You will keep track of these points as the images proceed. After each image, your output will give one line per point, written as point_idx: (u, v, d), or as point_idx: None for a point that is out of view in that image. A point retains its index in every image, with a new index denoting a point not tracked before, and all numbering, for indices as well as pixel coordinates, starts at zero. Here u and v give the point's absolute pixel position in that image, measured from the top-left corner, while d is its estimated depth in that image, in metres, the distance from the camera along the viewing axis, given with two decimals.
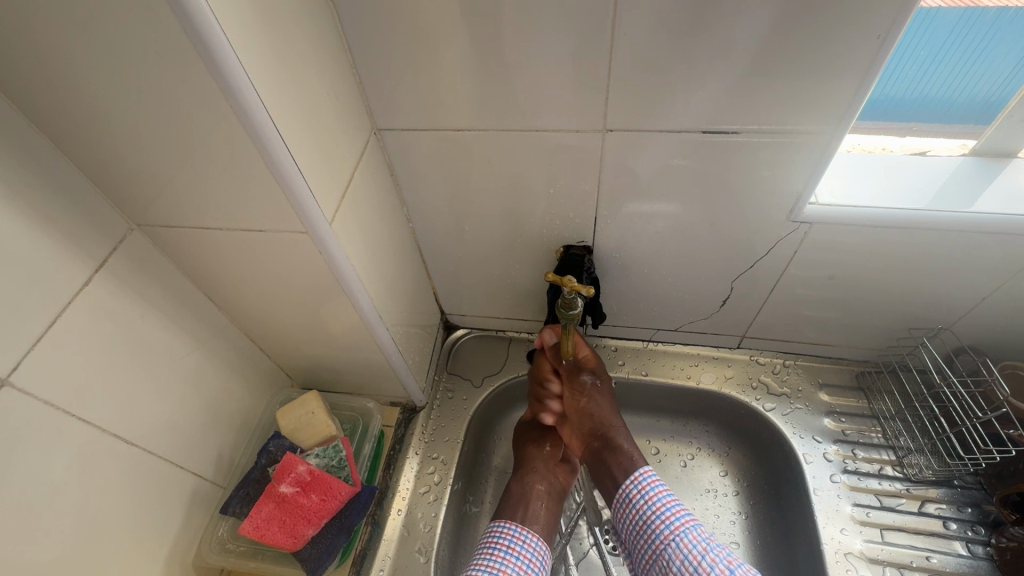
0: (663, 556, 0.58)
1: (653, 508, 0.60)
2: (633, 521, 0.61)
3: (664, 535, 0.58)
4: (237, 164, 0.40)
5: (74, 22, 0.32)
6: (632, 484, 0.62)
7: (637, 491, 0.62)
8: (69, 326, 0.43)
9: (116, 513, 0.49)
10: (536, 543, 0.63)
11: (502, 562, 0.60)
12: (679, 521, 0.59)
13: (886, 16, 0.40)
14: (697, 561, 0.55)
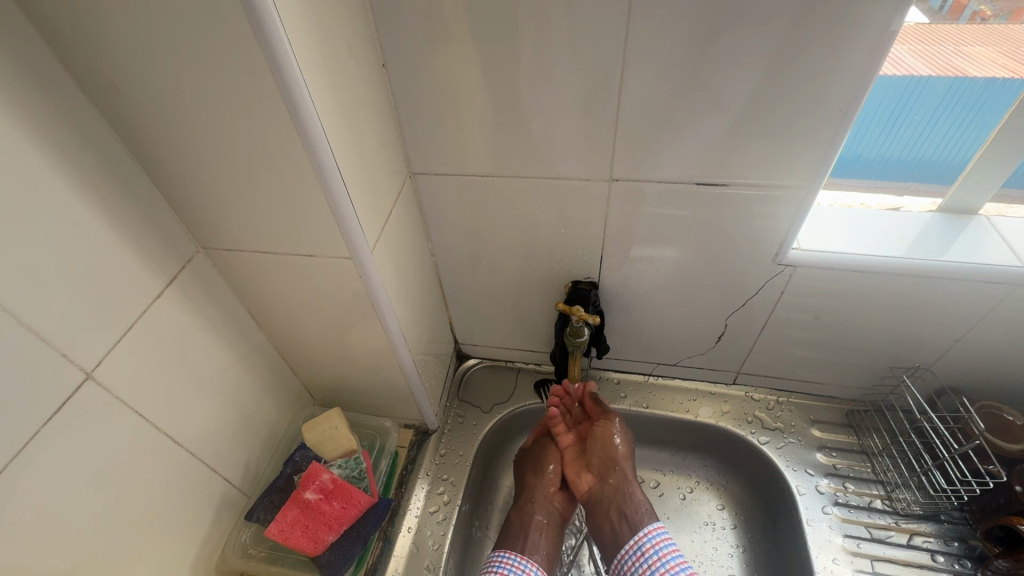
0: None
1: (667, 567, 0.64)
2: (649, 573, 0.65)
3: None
4: (300, 197, 0.47)
5: (190, 81, 0.40)
6: (644, 538, 0.66)
7: (649, 546, 0.66)
8: (140, 330, 0.49)
9: (157, 507, 0.53)
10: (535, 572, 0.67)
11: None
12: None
13: (846, 94, 0.48)
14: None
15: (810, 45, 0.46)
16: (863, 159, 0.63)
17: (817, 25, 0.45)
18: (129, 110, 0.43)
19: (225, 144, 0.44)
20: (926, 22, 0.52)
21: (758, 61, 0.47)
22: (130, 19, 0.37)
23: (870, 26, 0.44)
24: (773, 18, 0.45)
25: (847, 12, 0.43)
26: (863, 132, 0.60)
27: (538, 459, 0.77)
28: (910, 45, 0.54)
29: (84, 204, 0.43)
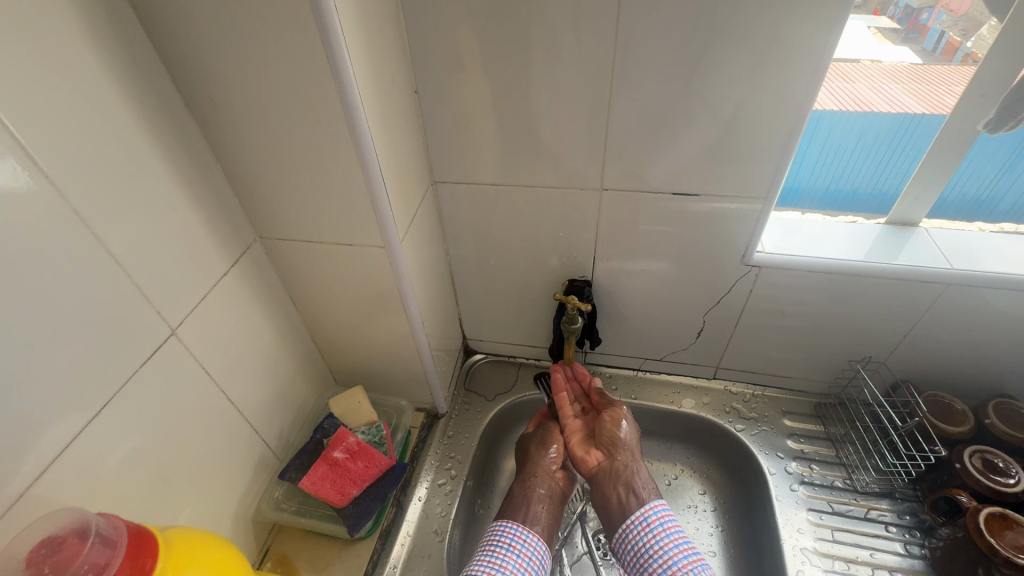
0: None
1: (669, 538, 0.69)
2: (652, 542, 0.69)
3: (683, 566, 0.66)
4: (346, 192, 0.57)
5: (271, 97, 0.51)
6: (649, 510, 0.71)
7: (654, 517, 0.71)
8: (211, 300, 0.59)
9: (213, 456, 0.61)
10: (535, 543, 0.70)
11: (502, 558, 0.67)
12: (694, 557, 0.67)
13: (796, 119, 0.59)
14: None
15: (769, 80, 0.57)
16: (868, 191, 0.75)
17: (774, 65, 0.55)
18: (219, 119, 0.53)
19: (292, 149, 0.55)
20: (918, 62, 0.65)
21: (727, 92, 0.58)
22: (232, 46, 0.48)
23: (810, 67, 0.55)
24: (740, 59, 0.56)
25: (796, 56, 0.54)
26: (872, 148, 0.69)
27: (544, 439, 0.82)
28: (908, 86, 0.65)
29: (179, 192, 0.53)
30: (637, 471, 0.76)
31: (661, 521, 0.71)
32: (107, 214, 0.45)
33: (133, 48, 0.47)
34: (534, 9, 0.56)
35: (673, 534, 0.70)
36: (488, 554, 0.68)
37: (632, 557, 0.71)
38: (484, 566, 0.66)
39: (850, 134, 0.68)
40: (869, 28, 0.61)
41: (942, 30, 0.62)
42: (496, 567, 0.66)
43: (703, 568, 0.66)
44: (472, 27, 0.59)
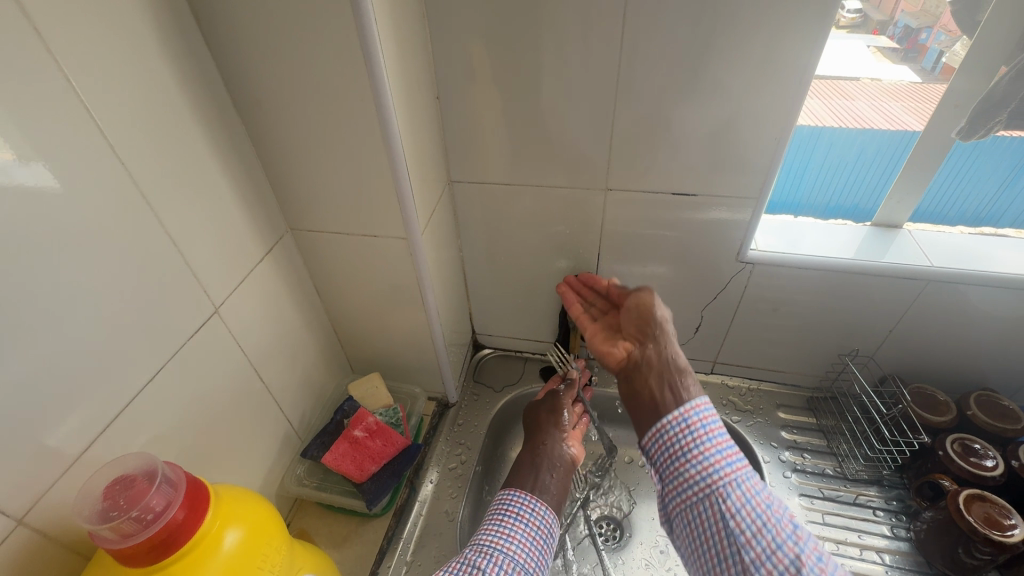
0: (714, 494, 0.54)
1: (715, 442, 0.57)
2: (693, 447, 0.57)
3: (726, 475, 0.55)
4: (374, 188, 0.63)
5: (311, 101, 0.56)
6: (694, 411, 0.58)
7: (700, 420, 0.57)
8: (248, 285, 0.64)
9: (244, 431, 0.66)
10: (545, 512, 0.65)
11: (511, 529, 0.62)
12: (740, 463, 0.56)
13: (785, 126, 0.64)
14: (750, 518, 0.52)
15: (760, 89, 0.62)
16: (867, 208, 0.80)
17: (765, 76, 0.61)
18: (263, 120, 0.59)
19: (327, 148, 0.60)
20: (919, 81, 0.69)
21: (722, 100, 0.64)
22: (280, 53, 0.53)
23: (795, 80, 0.61)
24: (734, 70, 0.61)
25: (785, 68, 0.60)
26: (871, 163, 0.75)
27: (554, 406, 0.80)
28: (908, 105, 0.70)
29: (224, 185, 0.58)
30: (677, 356, 0.62)
31: (712, 426, 0.57)
32: (166, 200, 0.51)
33: (193, 55, 0.53)
34: (547, 24, 0.62)
35: (722, 439, 0.57)
36: (494, 525, 0.62)
37: (670, 463, 0.58)
38: (490, 535, 0.60)
39: (849, 150, 0.74)
40: (868, 47, 0.69)
41: (940, 50, 0.66)
42: (504, 537, 0.60)
43: (749, 476, 0.55)
44: (491, 41, 0.65)
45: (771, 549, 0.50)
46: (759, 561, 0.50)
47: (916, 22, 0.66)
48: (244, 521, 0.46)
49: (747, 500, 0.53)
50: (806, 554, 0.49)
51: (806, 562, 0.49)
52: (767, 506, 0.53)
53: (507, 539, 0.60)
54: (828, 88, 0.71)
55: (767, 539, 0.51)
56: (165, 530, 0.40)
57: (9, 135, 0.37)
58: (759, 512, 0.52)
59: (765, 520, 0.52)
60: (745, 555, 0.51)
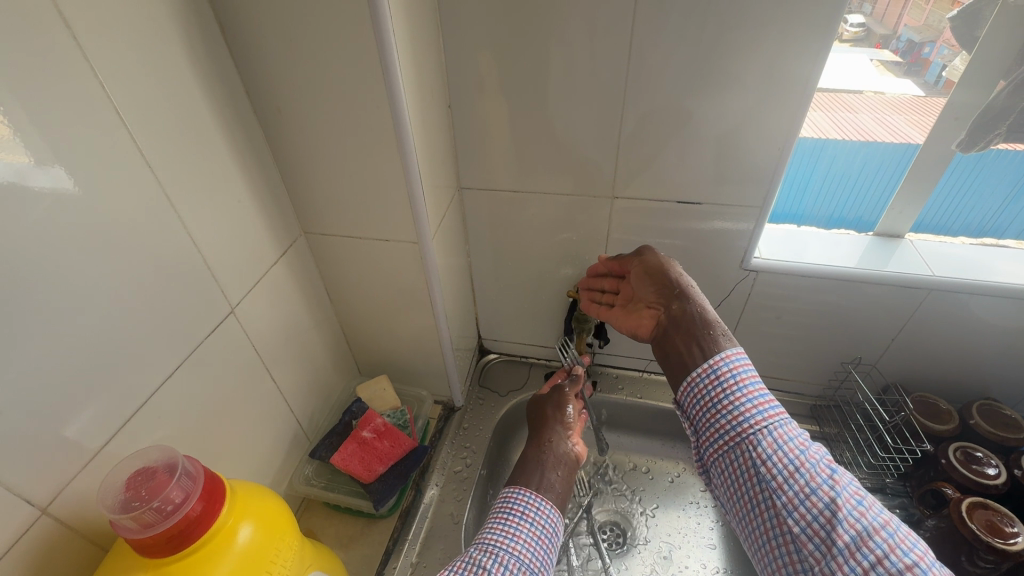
0: (746, 443, 0.55)
1: (746, 392, 0.57)
2: (724, 399, 0.57)
3: (757, 423, 0.55)
4: (387, 193, 0.65)
5: (328, 109, 0.58)
6: (723, 361, 0.58)
7: (732, 371, 0.58)
8: (263, 287, 0.65)
9: (255, 430, 0.67)
10: (550, 511, 0.64)
11: (516, 528, 0.61)
12: (773, 410, 0.56)
13: (788, 137, 0.66)
14: (782, 464, 0.52)
15: (765, 100, 0.64)
16: (870, 221, 0.81)
17: (769, 88, 0.63)
18: (282, 127, 0.61)
19: (341, 154, 0.62)
20: (923, 95, 0.70)
21: (727, 112, 0.66)
22: (301, 63, 0.55)
23: (798, 92, 0.62)
24: (738, 82, 0.63)
25: (788, 80, 0.62)
26: (873, 176, 0.76)
27: (559, 402, 0.82)
28: (912, 117, 0.71)
29: (243, 189, 0.60)
30: (703, 309, 0.63)
31: (743, 376, 0.58)
32: (188, 202, 0.53)
33: (218, 64, 0.55)
34: (557, 36, 0.64)
35: (754, 389, 0.57)
36: (498, 525, 0.62)
37: (702, 415, 0.59)
38: (495, 535, 0.61)
39: (852, 161, 0.75)
40: (870, 61, 0.71)
41: (943, 63, 0.68)
42: (510, 536, 0.60)
43: (784, 423, 0.55)
44: (502, 52, 0.67)
45: (805, 493, 0.51)
46: (793, 506, 0.51)
47: (920, 35, 0.68)
48: (256, 515, 0.47)
49: (780, 447, 0.54)
50: (843, 498, 0.49)
51: (843, 507, 0.49)
52: (802, 452, 0.53)
53: (513, 540, 0.60)
54: (831, 101, 0.73)
55: (801, 484, 0.51)
56: (182, 522, 0.41)
57: (27, 138, 0.38)
58: (792, 458, 0.52)
59: (798, 465, 0.52)
60: (777, 500, 0.52)
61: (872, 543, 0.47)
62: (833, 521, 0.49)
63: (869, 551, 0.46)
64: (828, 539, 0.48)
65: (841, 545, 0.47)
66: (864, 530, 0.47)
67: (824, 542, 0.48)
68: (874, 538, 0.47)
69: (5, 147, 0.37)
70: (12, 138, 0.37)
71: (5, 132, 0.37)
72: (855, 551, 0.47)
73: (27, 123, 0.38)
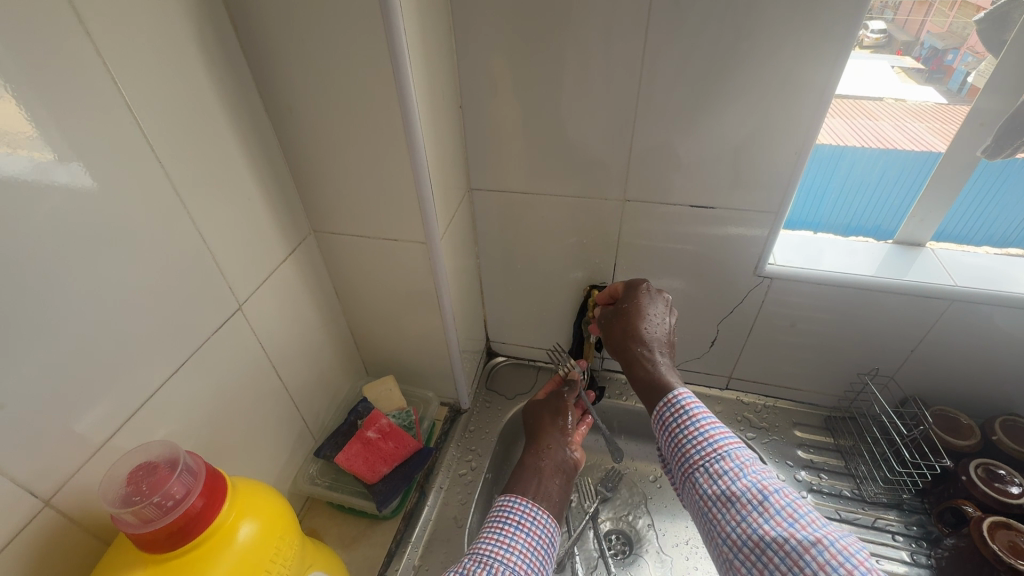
0: (688, 481, 0.57)
1: (685, 432, 0.58)
2: (666, 444, 0.59)
3: (694, 460, 0.56)
4: (397, 192, 0.64)
5: (338, 107, 0.58)
6: (665, 406, 0.60)
7: (671, 413, 0.59)
8: (271, 285, 0.66)
9: (261, 427, 0.67)
10: (547, 520, 0.63)
11: (512, 537, 0.60)
12: (712, 444, 0.56)
13: (806, 140, 0.64)
14: (715, 495, 0.53)
15: (782, 103, 0.62)
16: (890, 227, 0.79)
17: (785, 92, 0.61)
18: (293, 125, 0.61)
19: (350, 153, 0.62)
20: (945, 102, 0.69)
21: (743, 114, 0.64)
22: (312, 61, 0.55)
23: (816, 96, 0.61)
24: (755, 85, 0.62)
25: (807, 81, 0.60)
26: (893, 183, 0.74)
27: (558, 409, 0.82)
28: (935, 125, 0.70)
29: (253, 187, 0.60)
30: (652, 368, 0.63)
31: (682, 416, 0.59)
32: (198, 198, 0.53)
33: (230, 61, 0.55)
34: (570, 33, 0.63)
35: (694, 427, 0.58)
36: (494, 535, 0.60)
37: (661, 454, 0.61)
38: (490, 545, 0.59)
39: (871, 169, 0.73)
40: (892, 67, 0.69)
41: (967, 71, 0.66)
42: (505, 546, 0.59)
43: (727, 454, 0.55)
44: (514, 51, 0.66)
45: (736, 521, 0.51)
46: (727, 534, 0.52)
47: (943, 43, 0.66)
48: (258, 513, 0.47)
49: (715, 480, 0.54)
50: (772, 523, 0.49)
51: (771, 530, 0.49)
52: (734, 481, 0.53)
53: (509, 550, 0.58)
54: (851, 108, 0.71)
55: (733, 513, 0.52)
56: (182, 518, 0.41)
57: (49, 135, 0.39)
58: (723, 489, 0.53)
59: (729, 495, 0.52)
60: (715, 531, 0.53)
61: (802, 563, 0.46)
62: (762, 545, 0.49)
63: (799, 572, 0.46)
64: (761, 562, 0.49)
65: (772, 567, 0.48)
66: (792, 550, 0.47)
67: (757, 566, 0.49)
68: (803, 557, 0.46)
69: (25, 144, 0.38)
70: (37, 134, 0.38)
71: (25, 130, 0.38)
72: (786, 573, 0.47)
73: (47, 120, 0.39)
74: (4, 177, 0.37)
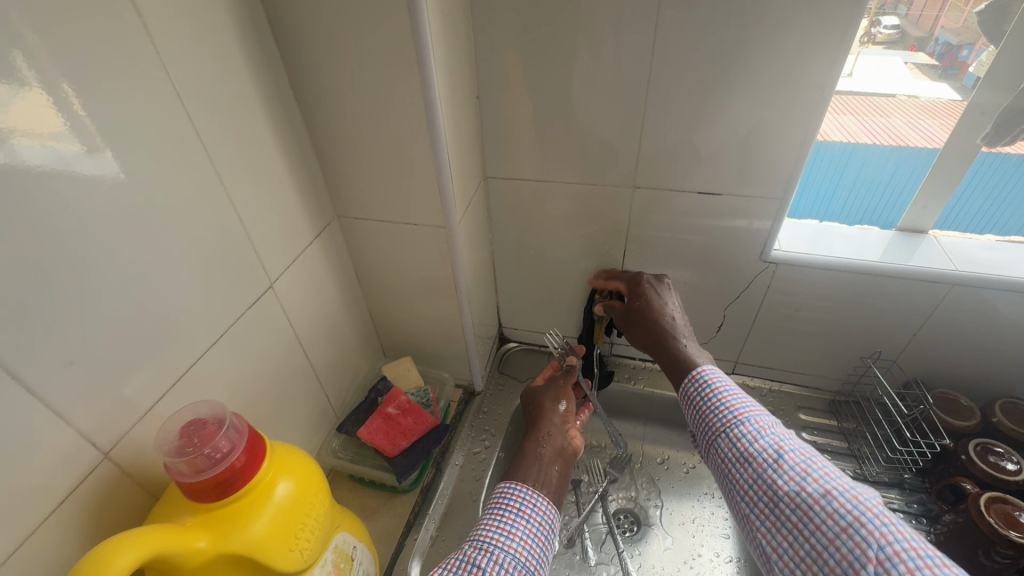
0: (711, 447, 0.60)
1: (707, 404, 0.61)
2: (691, 416, 0.63)
3: (716, 427, 0.59)
4: (418, 178, 0.68)
5: (364, 96, 0.62)
6: (690, 382, 0.63)
7: (695, 389, 0.63)
8: (298, 266, 0.69)
9: (288, 401, 0.71)
10: (546, 507, 0.64)
11: (512, 524, 0.61)
12: (732, 412, 0.59)
13: (811, 128, 0.67)
14: (734, 457, 0.56)
15: (787, 92, 0.65)
16: (893, 214, 0.81)
17: (791, 81, 0.64)
18: (321, 114, 0.65)
19: (374, 140, 0.65)
20: (959, 99, 0.69)
21: (750, 103, 0.67)
22: (341, 52, 0.59)
23: (820, 84, 0.63)
24: (762, 74, 0.64)
25: (812, 70, 0.63)
26: (894, 172, 0.77)
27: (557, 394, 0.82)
28: (943, 121, 0.71)
29: (283, 172, 0.64)
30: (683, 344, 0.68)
31: (705, 389, 0.62)
32: (235, 181, 0.57)
33: (264, 52, 0.58)
34: (583, 25, 0.66)
35: (715, 399, 0.61)
36: (494, 522, 0.61)
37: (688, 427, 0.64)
38: (490, 531, 0.60)
39: (873, 159, 0.76)
40: (905, 62, 0.71)
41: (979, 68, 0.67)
42: (505, 533, 0.60)
43: (747, 419, 0.58)
44: (530, 42, 0.69)
45: (752, 479, 0.54)
46: (744, 492, 0.55)
47: (957, 39, 0.67)
48: (294, 473, 0.51)
49: (734, 443, 0.57)
50: (785, 478, 0.52)
51: (784, 486, 0.51)
52: (751, 442, 0.56)
53: (508, 538, 0.59)
54: (862, 104, 0.73)
55: (749, 472, 0.55)
56: (228, 471, 0.45)
57: (77, 128, 0.41)
58: (741, 450, 0.56)
59: (747, 455, 0.55)
60: (734, 490, 0.56)
61: (811, 514, 0.49)
62: (775, 499, 0.52)
63: (808, 521, 0.49)
64: (774, 515, 0.52)
65: (784, 518, 0.51)
66: (803, 502, 0.49)
67: (770, 518, 0.52)
68: (812, 508, 0.49)
69: (56, 136, 0.39)
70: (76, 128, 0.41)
71: (55, 123, 0.39)
72: (796, 523, 0.50)
73: (78, 114, 0.41)
74: (32, 170, 0.38)
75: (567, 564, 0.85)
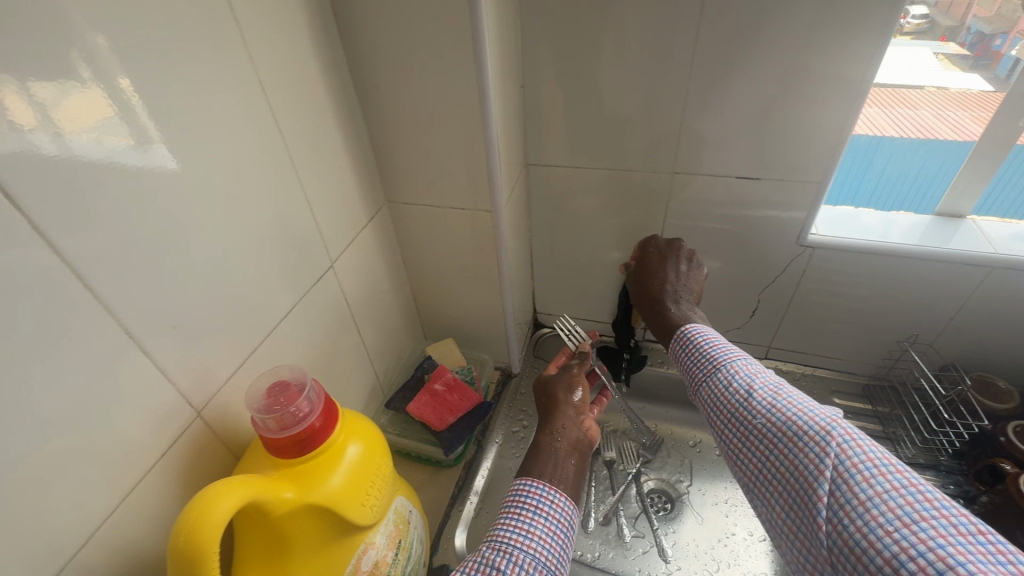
0: (696, 397, 0.62)
1: (690, 357, 0.63)
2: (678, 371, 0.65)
3: (696, 378, 0.62)
4: (467, 164, 0.71)
5: (419, 85, 0.65)
6: (677, 341, 0.66)
7: (679, 346, 0.65)
8: (354, 249, 0.73)
9: (343, 377, 0.75)
10: (564, 503, 0.60)
11: (530, 524, 0.57)
12: (710, 360, 0.61)
13: (853, 113, 0.68)
14: (712, 400, 0.59)
15: (830, 78, 0.66)
16: (930, 200, 0.82)
17: (834, 67, 0.65)
18: (377, 103, 0.68)
19: (427, 128, 0.69)
20: (992, 89, 0.70)
21: (793, 90, 0.68)
22: (399, 44, 0.62)
23: (863, 70, 0.65)
24: (805, 61, 0.66)
25: (855, 57, 0.64)
26: (928, 162, 0.78)
27: (570, 384, 0.78)
28: (975, 113, 0.72)
29: (342, 159, 0.68)
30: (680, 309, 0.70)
31: (687, 345, 0.64)
32: (304, 167, 0.61)
33: (327, 45, 0.62)
34: (628, 16, 0.68)
35: (697, 352, 0.63)
36: (509, 522, 0.58)
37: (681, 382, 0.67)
38: (508, 531, 0.57)
39: (908, 149, 0.77)
40: (936, 53, 0.72)
41: (1016, 58, 0.66)
42: (523, 533, 0.56)
43: (723, 365, 0.60)
44: (574, 32, 0.71)
45: (726, 418, 0.57)
46: (722, 431, 0.57)
47: (991, 27, 0.68)
48: (362, 437, 0.54)
49: (711, 388, 0.60)
50: (755, 412, 0.54)
51: (754, 419, 0.54)
52: (726, 385, 0.58)
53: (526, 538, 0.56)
54: (891, 98, 0.75)
55: (724, 412, 0.57)
56: (308, 430, 0.49)
57: (129, 119, 0.41)
58: (717, 394, 0.59)
59: (723, 398, 0.58)
60: (715, 432, 0.59)
61: (776, 440, 0.51)
62: (746, 432, 0.54)
63: (774, 448, 0.51)
64: (746, 447, 0.54)
65: (755, 449, 0.53)
66: (769, 431, 0.52)
67: (744, 451, 0.54)
68: (777, 435, 0.51)
69: (110, 129, 0.39)
70: (174, 119, 0.44)
71: (106, 112, 0.39)
72: (764, 450, 0.52)
73: (133, 106, 0.41)
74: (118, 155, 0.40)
75: (603, 540, 0.88)
